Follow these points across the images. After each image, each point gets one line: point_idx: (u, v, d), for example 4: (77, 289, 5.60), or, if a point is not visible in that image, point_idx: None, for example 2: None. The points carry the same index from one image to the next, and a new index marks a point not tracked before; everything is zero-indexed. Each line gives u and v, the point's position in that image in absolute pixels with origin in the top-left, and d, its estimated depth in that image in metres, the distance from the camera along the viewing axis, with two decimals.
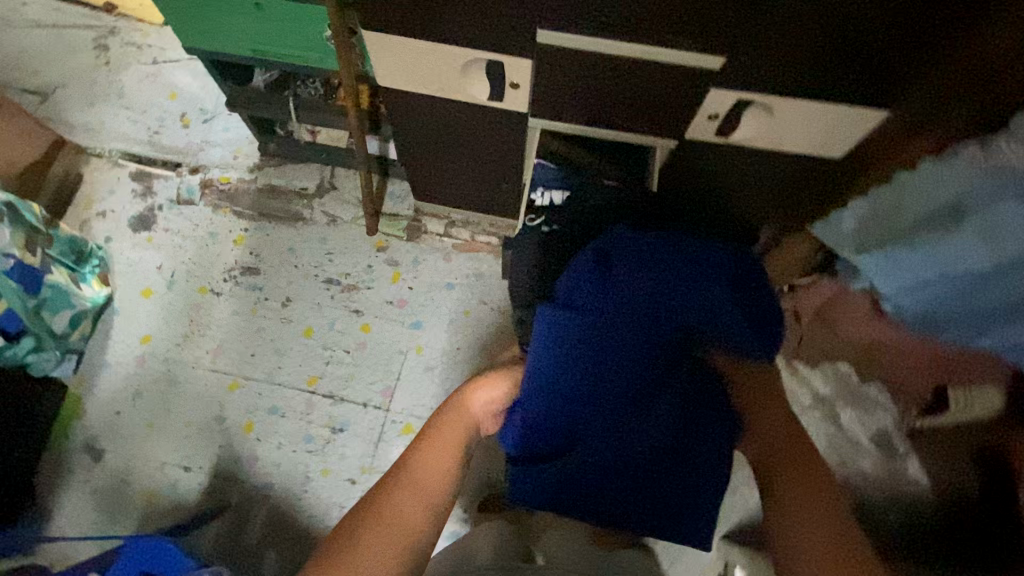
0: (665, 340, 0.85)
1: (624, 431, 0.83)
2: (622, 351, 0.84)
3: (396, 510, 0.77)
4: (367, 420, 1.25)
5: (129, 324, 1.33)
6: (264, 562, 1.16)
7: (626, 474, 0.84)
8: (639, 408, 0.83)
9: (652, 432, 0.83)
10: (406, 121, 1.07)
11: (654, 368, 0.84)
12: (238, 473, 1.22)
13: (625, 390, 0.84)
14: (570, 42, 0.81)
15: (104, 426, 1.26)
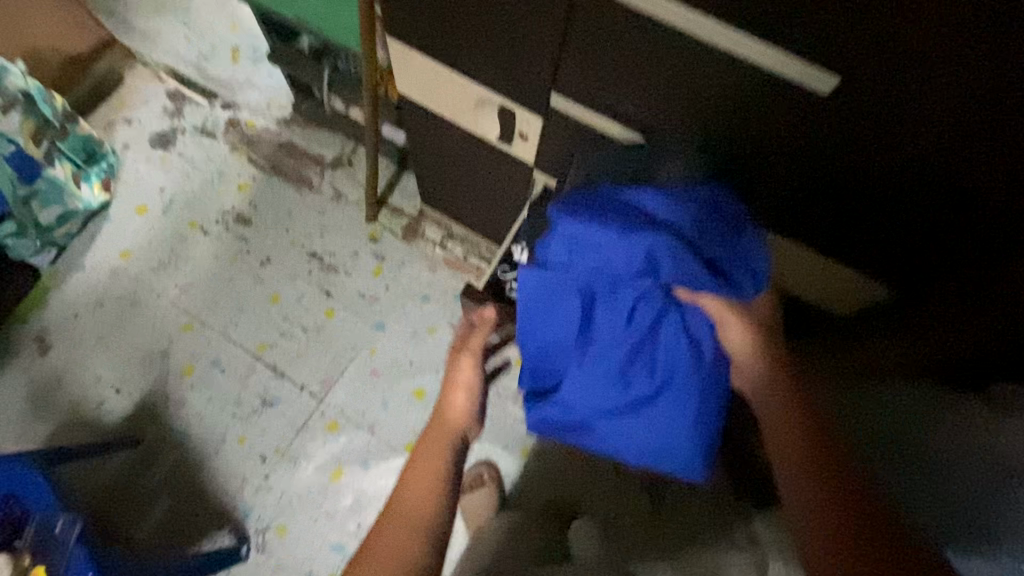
0: (644, 297, 0.67)
1: (625, 388, 0.69)
2: (604, 308, 0.68)
3: (390, 538, 0.61)
4: (298, 403, 1.24)
5: (115, 235, 1.36)
6: (154, 506, 1.16)
7: (637, 439, 0.70)
8: (635, 362, 0.68)
9: (648, 395, 0.69)
10: (420, 131, 1.04)
11: (637, 318, 0.67)
12: (161, 411, 1.23)
13: (612, 347, 0.69)
14: (580, 115, 0.80)
15: (59, 324, 1.29)
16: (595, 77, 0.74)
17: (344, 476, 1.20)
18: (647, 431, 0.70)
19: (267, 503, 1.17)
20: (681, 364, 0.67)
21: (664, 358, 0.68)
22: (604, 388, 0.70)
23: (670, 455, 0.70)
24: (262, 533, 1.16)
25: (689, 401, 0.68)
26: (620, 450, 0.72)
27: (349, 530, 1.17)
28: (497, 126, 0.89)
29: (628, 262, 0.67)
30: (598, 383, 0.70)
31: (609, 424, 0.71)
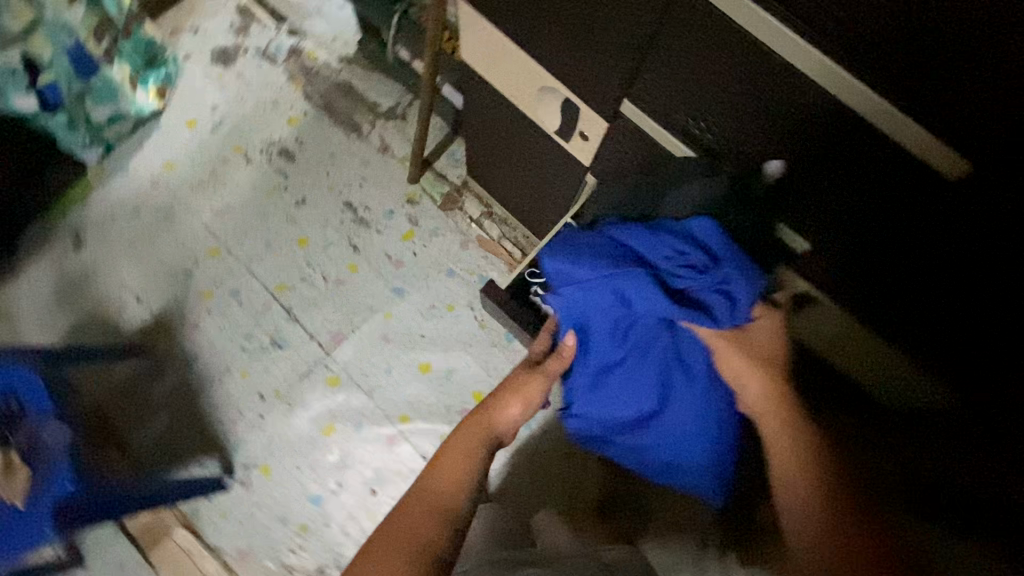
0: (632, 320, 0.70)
1: (631, 404, 0.73)
2: (595, 331, 0.72)
3: (409, 515, 0.61)
4: (305, 350, 1.24)
5: (162, 145, 1.35)
6: (153, 417, 1.20)
7: (652, 452, 0.74)
8: (634, 378, 0.72)
9: (651, 410, 0.73)
10: (477, 103, 0.97)
11: (632, 337, 0.70)
12: (175, 328, 1.24)
13: (611, 364, 0.73)
14: (647, 129, 0.71)
15: (96, 223, 1.31)
16: (672, 94, 0.65)
17: (336, 433, 1.20)
18: (660, 444, 0.74)
19: (257, 442, 1.19)
20: (674, 383, 0.71)
21: (659, 377, 0.71)
22: (613, 402, 0.74)
23: (688, 467, 0.73)
24: (248, 470, 1.17)
25: (684, 423, 0.72)
26: (643, 461, 0.76)
27: (330, 486, 1.17)
28: (558, 118, 0.81)
29: (603, 296, 0.69)
30: (608, 396, 0.74)
31: (624, 435, 0.75)
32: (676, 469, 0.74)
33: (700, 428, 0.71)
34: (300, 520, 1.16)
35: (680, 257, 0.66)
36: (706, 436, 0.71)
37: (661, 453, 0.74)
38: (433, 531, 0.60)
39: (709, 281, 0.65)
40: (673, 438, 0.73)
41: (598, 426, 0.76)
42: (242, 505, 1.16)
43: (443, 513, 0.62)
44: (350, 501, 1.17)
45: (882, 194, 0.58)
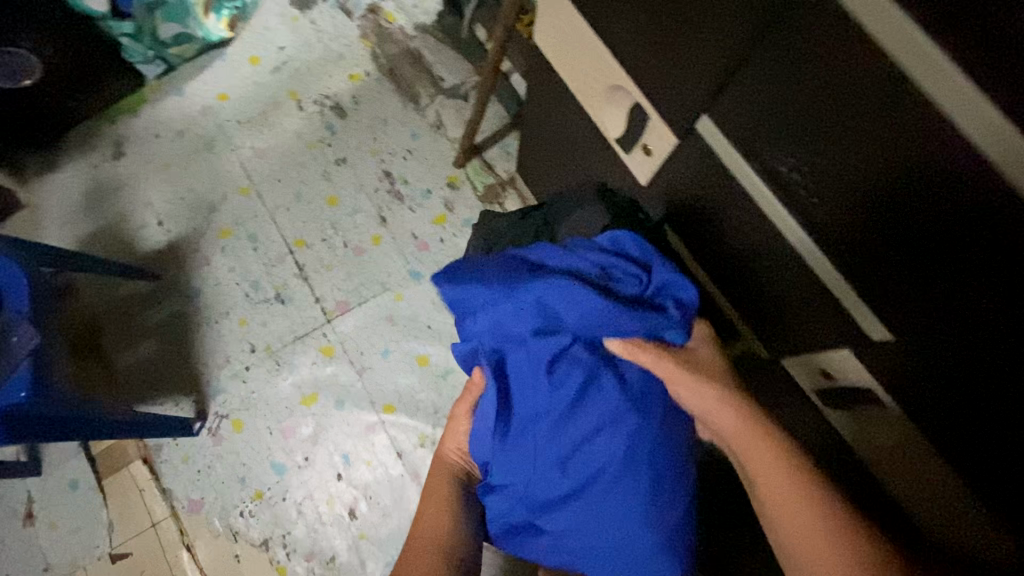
0: (557, 357, 0.63)
1: (562, 471, 0.64)
2: (516, 375, 0.64)
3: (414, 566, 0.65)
4: (307, 312, 1.19)
5: (221, 75, 1.33)
6: (143, 344, 1.16)
7: (589, 529, 0.64)
8: (562, 432, 0.63)
9: (582, 479, 0.64)
10: (540, 95, 0.89)
11: (557, 383, 0.63)
12: (187, 260, 1.21)
13: (537, 416, 0.64)
14: (725, 153, 0.60)
15: (139, 138, 1.29)
16: (761, 113, 0.53)
17: (316, 404, 1.14)
18: (599, 521, 0.64)
19: (237, 394, 1.14)
20: (602, 436, 0.63)
21: (592, 425, 0.63)
22: (539, 467, 0.64)
23: (637, 541, 0.64)
24: (220, 419, 1.13)
25: (622, 471, 0.63)
26: (578, 543, 0.65)
27: (297, 459, 1.11)
28: (622, 124, 0.72)
29: (526, 328, 0.63)
30: (531, 452, 0.64)
31: (552, 508, 0.65)
32: (621, 548, 0.65)
33: (643, 486, 0.63)
34: (258, 486, 1.10)
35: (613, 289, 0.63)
36: (650, 498, 0.63)
37: (602, 532, 0.64)
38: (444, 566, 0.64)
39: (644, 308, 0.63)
40: (614, 510, 0.63)
41: (525, 502, 0.66)
42: (205, 454, 1.11)
43: (445, 548, 0.66)
44: (314, 477, 1.10)
45: (951, 310, 0.49)
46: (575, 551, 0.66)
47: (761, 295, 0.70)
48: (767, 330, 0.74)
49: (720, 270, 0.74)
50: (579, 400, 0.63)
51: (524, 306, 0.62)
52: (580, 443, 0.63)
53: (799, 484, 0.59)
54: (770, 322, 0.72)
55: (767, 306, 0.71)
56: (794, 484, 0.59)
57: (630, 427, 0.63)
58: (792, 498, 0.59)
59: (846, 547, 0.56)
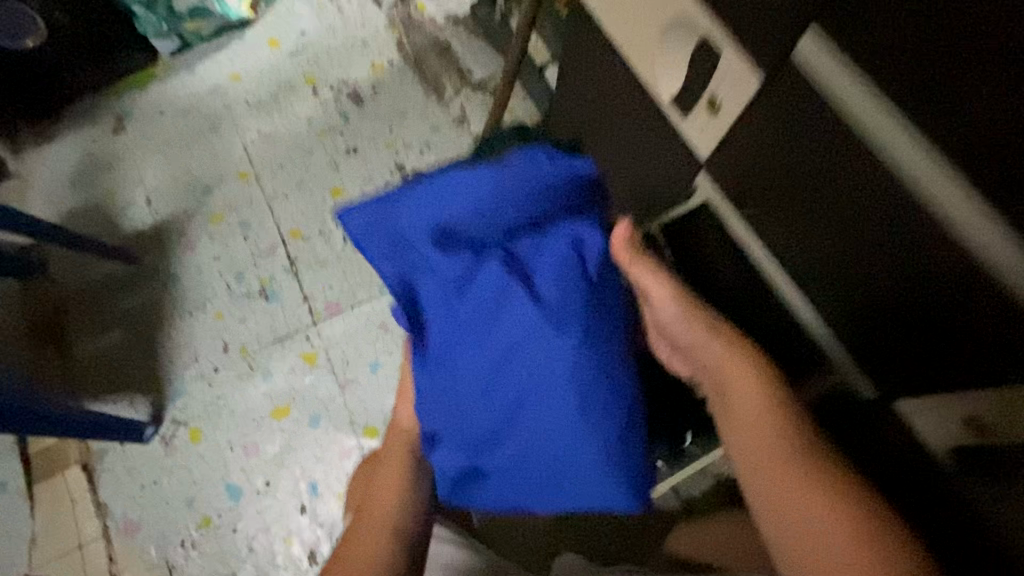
0: (458, 252, 0.51)
1: (488, 392, 0.50)
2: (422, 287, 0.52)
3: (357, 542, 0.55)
4: (291, 311, 1.04)
5: (237, 56, 1.25)
6: (106, 332, 1.03)
7: (540, 464, 0.51)
8: (483, 342, 0.50)
9: (516, 401, 0.50)
10: (576, 65, 0.75)
11: (473, 281, 0.50)
12: (170, 243, 1.09)
13: (452, 326, 0.51)
14: (848, 97, 0.41)
15: (142, 114, 1.20)
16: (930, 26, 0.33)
17: (288, 419, 0.97)
18: (549, 450, 0.50)
19: (200, 399, 0.98)
20: (518, 341, 0.50)
21: (510, 330, 0.50)
22: (465, 389, 0.51)
23: (598, 472, 0.50)
24: (176, 427, 0.97)
25: (560, 390, 0.49)
26: (527, 487, 0.52)
27: (256, 484, 0.94)
28: (682, 83, 0.56)
29: (423, 234, 0.52)
30: (454, 376, 0.51)
31: (490, 437, 0.51)
32: (576, 483, 0.51)
33: (580, 401, 0.49)
34: (206, 511, 0.92)
35: (507, 168, 0.54)
36: (601, 412, 0.49)
37: (552, 460, 0.50)
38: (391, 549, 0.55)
39: (544, 192, 0.54)
40: (561, 432, 0.50)
41: (459, 437, 0.52)
42: (153, 467, 0.95)
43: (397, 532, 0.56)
44: (273, 507, 0.93)
45: None
46: (527, 499, 0.53)
47: (858, 321, 0.50)
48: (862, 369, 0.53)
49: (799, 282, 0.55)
50: (484, 294, 0.50)
51: (420, 205, 0.53)
52: (506, 357, 0.50)
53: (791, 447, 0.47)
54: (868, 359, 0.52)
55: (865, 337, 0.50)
56: (767, 410, 0.49)
57: (546, 322, 0.49)
58: (779, 467, 0.46)
59: (849, 537, 0.41)
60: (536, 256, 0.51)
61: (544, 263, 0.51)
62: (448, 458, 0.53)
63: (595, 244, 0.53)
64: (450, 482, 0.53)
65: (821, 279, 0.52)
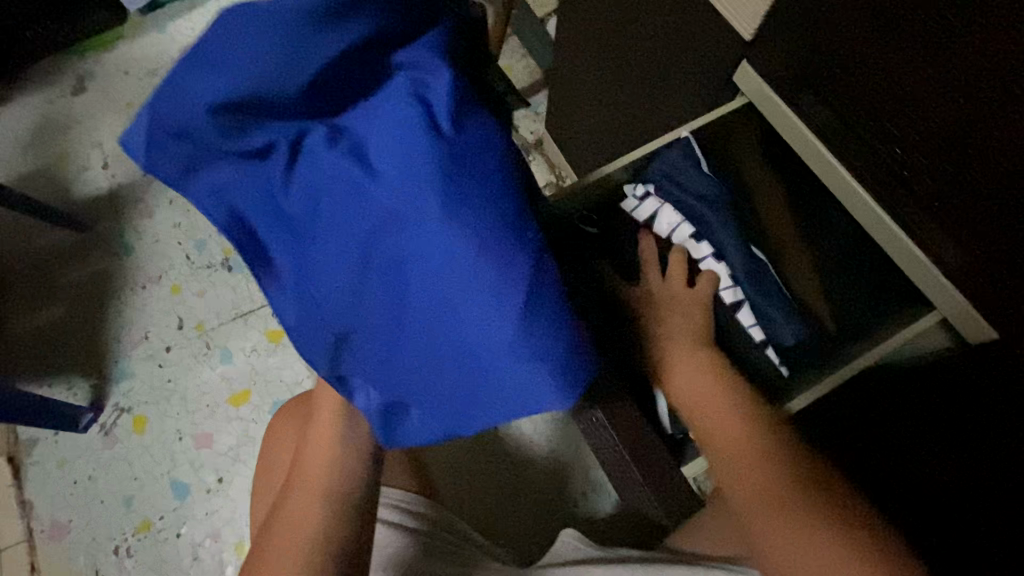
0: (257, 127, 0.33)
1: (354, 298, 0.36)
2: (238, 197, 0.35)
3: (294, 508, 0.45)
4: (257, 284, 0.91)
5: (213, 14, 1.14)
6: (49, 309, 0.91)
7: (448, 374, 0.36)
8: (328, 241, 0.35)
9: (390, 298, 0.35)
10: None
11: (288, 160, 0.34)
12: (126, 210, 0.97)
13: (291, 232, 0.35)
14: None
15: (105, 74, 1.09)
16: None
17: (247, 406, 0.84)
18: (450, 354, 0.36)
19: (147, 382, 0.85)
20: (360, 220, 0.34)
21: (350, 213, 0.34)
22: (328, 303, 0.36)
23: (516, 362, 0.35)
24: (118, 414, 0.84)
25: (433, 285, 0.34)
26: (455, 405, 0.38)
27: (206, 481, 0.80)
28: None
29: (213, 135, 0.33)
30: (318, 296, 0.36)
31: (382, 353, 0.37)
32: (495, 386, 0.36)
33: (460, 272, 0.34)
34: (147, 513, 0.79)
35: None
36: (500, 282, 0.34)
37: (456, 360, 0.36)
38: (332, 518, 0.44)
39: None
40: (451, 322, 0.35)
41: (368, 366, 0.38)
42: (89, 460, 0.81)
43: (345, 494, 0.46)
44: (224, 509, 0.79)
45: None
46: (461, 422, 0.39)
47: (981, 204, 0.39)
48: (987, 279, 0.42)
49: (904, 175, 0.43)
50: (309, 176, 0.34)
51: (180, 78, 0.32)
52: (365, 244, 0.35)
53: (751, 459, 0.42)
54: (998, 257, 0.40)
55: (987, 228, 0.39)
56: (710, 390, 0.46)
57: (388, 191, 0.34)
58: (745, 484, 0.42)
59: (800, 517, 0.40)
60: (362, 112, 0.34)
61: (374, 115, 0.34)
62: (365, 394, 0.40)
63: (441, 85, 0.34)
64: (377, 418, 0.40)
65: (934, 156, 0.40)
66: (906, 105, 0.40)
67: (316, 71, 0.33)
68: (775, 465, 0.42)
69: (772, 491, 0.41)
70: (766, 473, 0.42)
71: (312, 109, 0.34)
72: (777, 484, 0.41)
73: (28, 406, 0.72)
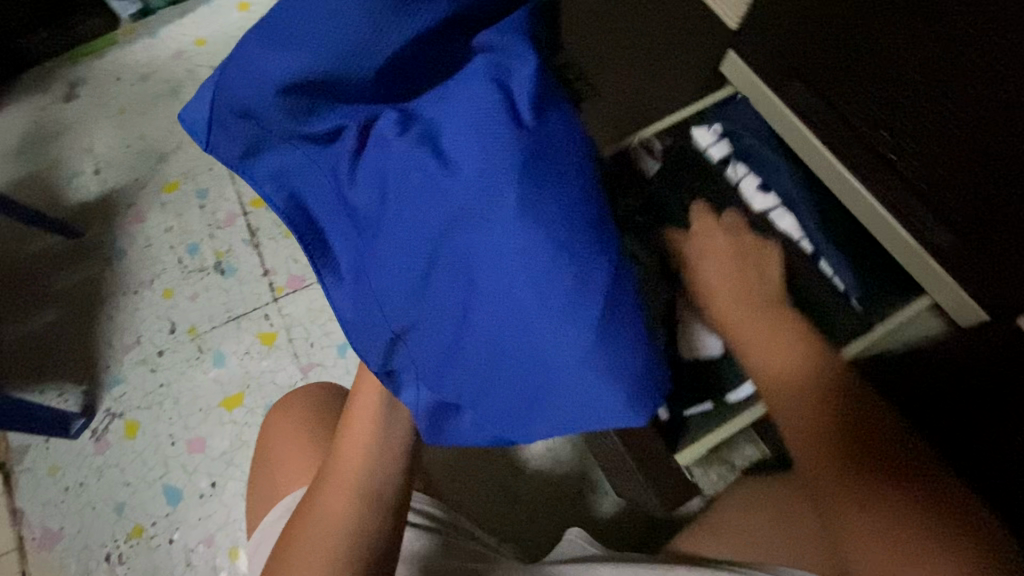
0: (326, 111, 0.40)
1: (424, 291, 0.40)
2: (303, 179, 0.41)
3: (324, 507, 0.44)
4: (249, 287, 0.91)
5: (204, 18, 1.13)
6: (40, 315, 0.90)
7: (512, 374, 0.40)
8: (397, 233, 0.39)
9: (459, 296, 0.39)
10: None
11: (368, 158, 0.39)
12: (118, 215, 0.97)
13: (360, 219, 0.41)
14: None
15: (97, 80, 1.09)
16: None
17: (241, 409, 0.83)
18: (512, 354, 0.39)
19: (140, 386, 0.85)
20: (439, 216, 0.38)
21: (418, 199, 0.38)
22: (394, 295, 0.40)
23: (580, 370, 0.38)
24: (110, 419, 0.83)
25: (501, 277, 0.37)
26: (513, 400, 0.41)
27: (199, 486, 0.79)
28: None
29: (298, 129, 0.40)
30: (386, 282, 0.40)
31: (447, 349, 0.41)
32: (558, 382, 0.39)
33: (532, 278, 0.37)
34: (139, 519, 0.78)
35: None
36: (573, 287, 0.37)
37: (517, 361, 0.39)
38: (366, 515, 0.44)
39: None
40: (520, 323, 0.38)
41: (427, 353, 0.42)
42: (80, 467, 0.80)
43: (376, 494, 0.45)
44: (218, 513, 0.78)
45: None
46: (521, 417, 0.41)
47: None
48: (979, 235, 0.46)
49: None
50: (387, 168, 0.39)
51: (251, 61, 0.39)
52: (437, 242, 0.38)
53: (830, 432, 0.42)
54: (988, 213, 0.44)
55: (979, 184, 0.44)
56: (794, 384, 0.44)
57: (466, 193, 0.37)
58: (819, 454, 0.41)
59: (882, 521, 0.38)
60: (434, 106, 0.39)
61: (451, 118, 0.38)
62: (415, 389, 0.43)
63: (524, 70, 0.39)
64: (427, 417, 0.44)
65: (914, 137, 0.46)
66: None
67: (380, 57, 0.39)
68: (850, 441, 0.41)
69: (843, 466, 0.41)
70: (836, 448, 0.41)
71: (376, 95, 0.40)
72: (848, 460, 0.40)
73: (19, 412, 0.71)
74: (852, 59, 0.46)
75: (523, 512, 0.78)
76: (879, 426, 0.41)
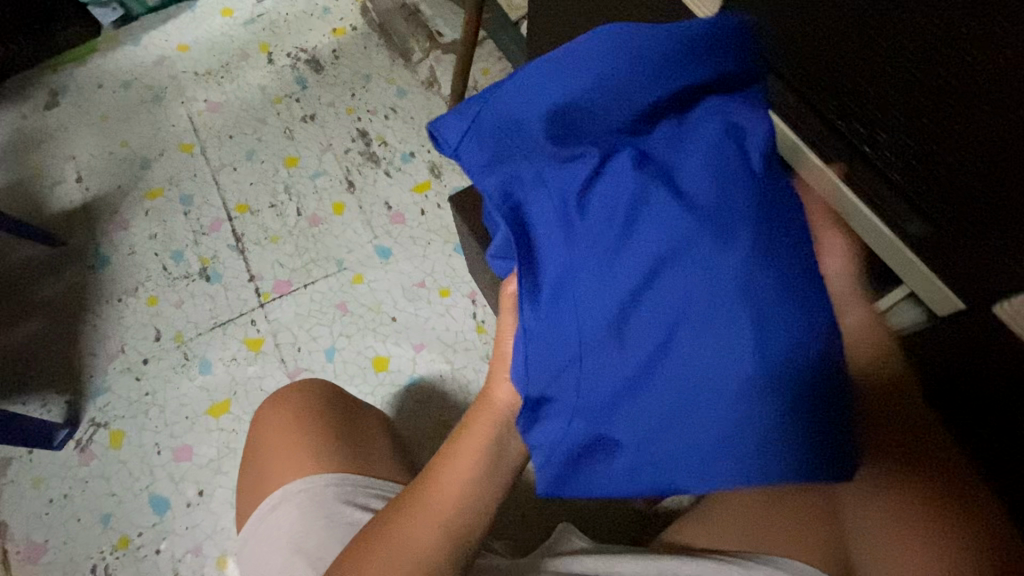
0: (582, 146, 0.35)
1: (611, 282, 0.34)
2: (535, 200, 0.35)
3: (416, 538, 0.43)
4: (235, 294, 0.90)
5: (187, 25, 1.13)
6: (23, 324, 0.89)
7: (687, 399, 0.34)
8: (601, 213, 0.34)
9: (650, 334, 0.34)
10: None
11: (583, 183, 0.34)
12: (102, 223, 0.96)
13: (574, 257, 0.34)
14: None
15: (79, 88, 1.08)
16: None
17: (228, 416, 0.82)
18: (695, 371, 0.33)
19: (125, 396, 0.84)
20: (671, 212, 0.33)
21: (618, 218, 0.34)
22: (582, 327, 0.34)
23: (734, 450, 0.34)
24: (95, 429, 0.82)
25: (695, 329, 0.33)
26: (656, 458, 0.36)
27: (186, 495, 0.78)
28: None
29: (535, 118, 0.37)
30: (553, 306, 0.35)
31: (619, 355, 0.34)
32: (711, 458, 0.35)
33: (746, 288, 0.32)
34: (125, 529, 0.77)
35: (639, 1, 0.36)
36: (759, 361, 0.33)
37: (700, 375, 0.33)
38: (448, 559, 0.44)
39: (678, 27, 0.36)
40: (697, 384, 0.34)
41: (577, 394, 0.36)
42: (64, 478, 0.79)
43: (466, 527, 0.45)
44: (205, 522, 0.77)
45: None
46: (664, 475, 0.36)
47: (931, 161, 0.37)
48: (967, 246, 0.38)
49: (865, 150, 0.42)
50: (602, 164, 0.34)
51: (521, 89, 0.37)
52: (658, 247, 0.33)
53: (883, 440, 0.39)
54: (994, 221, 0.35)
55: (967, 191, 0.36)
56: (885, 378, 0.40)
57: (695, 223, 0.33)
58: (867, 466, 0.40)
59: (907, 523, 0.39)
60: (675, 156, 0.34)
61: (693, 171, 0.34)
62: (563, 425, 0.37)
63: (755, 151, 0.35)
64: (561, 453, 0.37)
65: (892, 129, 0.39)
66: (851, 70, 0.40)
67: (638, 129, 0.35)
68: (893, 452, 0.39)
69: (885, 485, 0.40)
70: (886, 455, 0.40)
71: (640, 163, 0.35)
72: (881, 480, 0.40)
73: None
74: (833, 35, 0.39)
75: (514, 508, 0.78)
76: (935, 446, 0.39)
